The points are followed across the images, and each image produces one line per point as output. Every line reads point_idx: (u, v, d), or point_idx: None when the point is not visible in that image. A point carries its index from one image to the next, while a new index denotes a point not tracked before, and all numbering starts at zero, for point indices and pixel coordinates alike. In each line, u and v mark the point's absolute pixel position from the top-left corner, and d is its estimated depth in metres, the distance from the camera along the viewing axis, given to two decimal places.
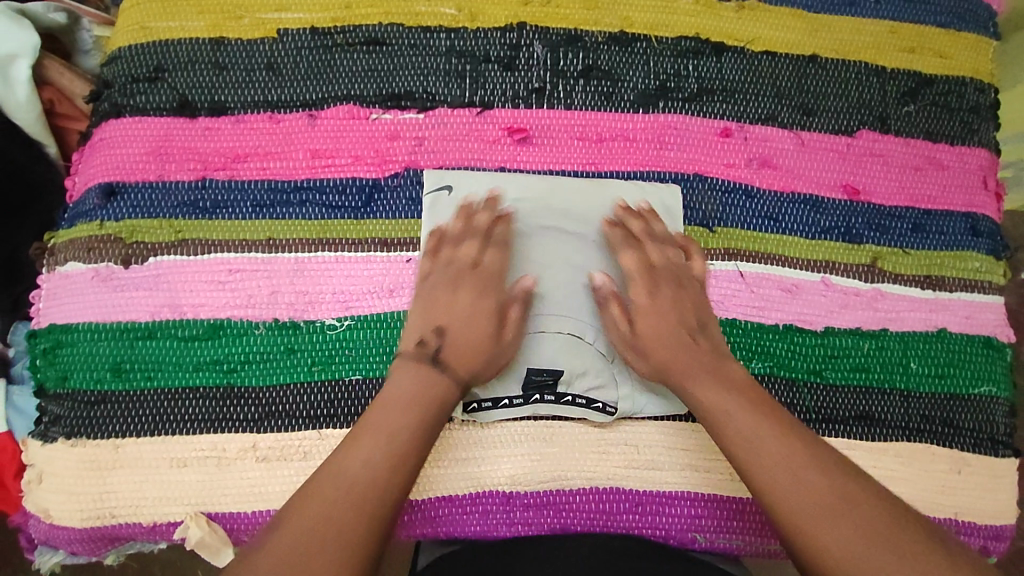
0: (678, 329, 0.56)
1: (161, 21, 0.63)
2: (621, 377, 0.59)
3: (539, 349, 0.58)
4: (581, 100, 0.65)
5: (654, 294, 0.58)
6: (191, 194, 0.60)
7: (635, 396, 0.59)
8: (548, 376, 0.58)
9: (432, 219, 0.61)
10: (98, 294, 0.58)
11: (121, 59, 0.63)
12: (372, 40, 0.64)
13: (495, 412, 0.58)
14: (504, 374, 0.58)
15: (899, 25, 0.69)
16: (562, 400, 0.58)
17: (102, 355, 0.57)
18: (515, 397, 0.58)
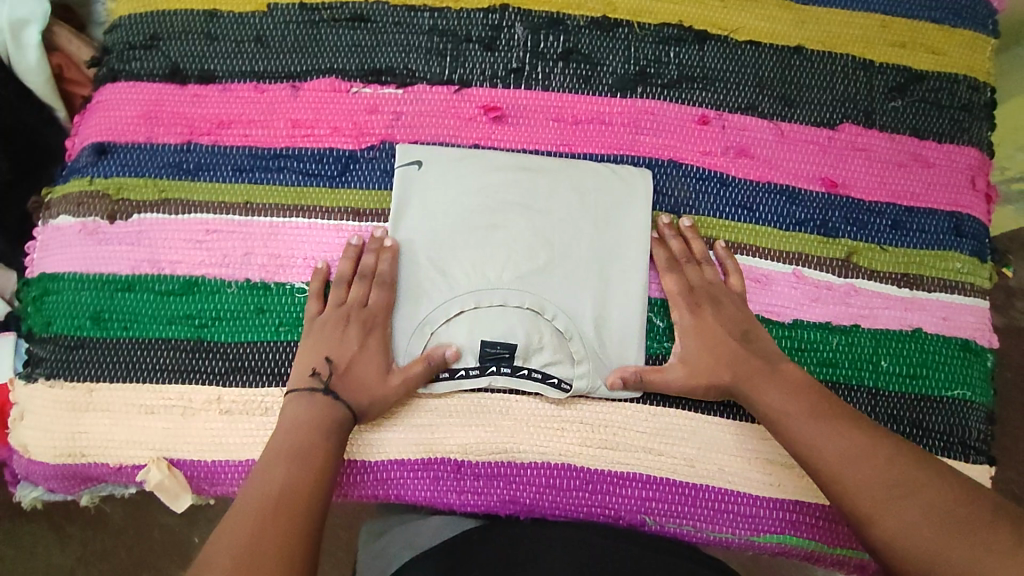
0: (722, 346, 0.59)
1: None
2: (577, 356, 0.60)
3: (497, 323, 0.59)
4: (559, 82, 0.66)
5: (696, 310, 0.60)
6: (175, 156, 0.63)
7: (591, 374, 0.59)
8: (504, 348, 0.59)
9: (400, 192, 0.62)
10: (88, 247, 0.62)
11: (122, 28, 0.66)
12: (357, 17, 0.66)
13: (452, 381, 0.59)
14: (461, 346, 0.59)
15: (891, 19, 0.68)
16: (518, 373, 0.59)
17: (83, 303, 0.61)
18: (471, 368, 0.59)
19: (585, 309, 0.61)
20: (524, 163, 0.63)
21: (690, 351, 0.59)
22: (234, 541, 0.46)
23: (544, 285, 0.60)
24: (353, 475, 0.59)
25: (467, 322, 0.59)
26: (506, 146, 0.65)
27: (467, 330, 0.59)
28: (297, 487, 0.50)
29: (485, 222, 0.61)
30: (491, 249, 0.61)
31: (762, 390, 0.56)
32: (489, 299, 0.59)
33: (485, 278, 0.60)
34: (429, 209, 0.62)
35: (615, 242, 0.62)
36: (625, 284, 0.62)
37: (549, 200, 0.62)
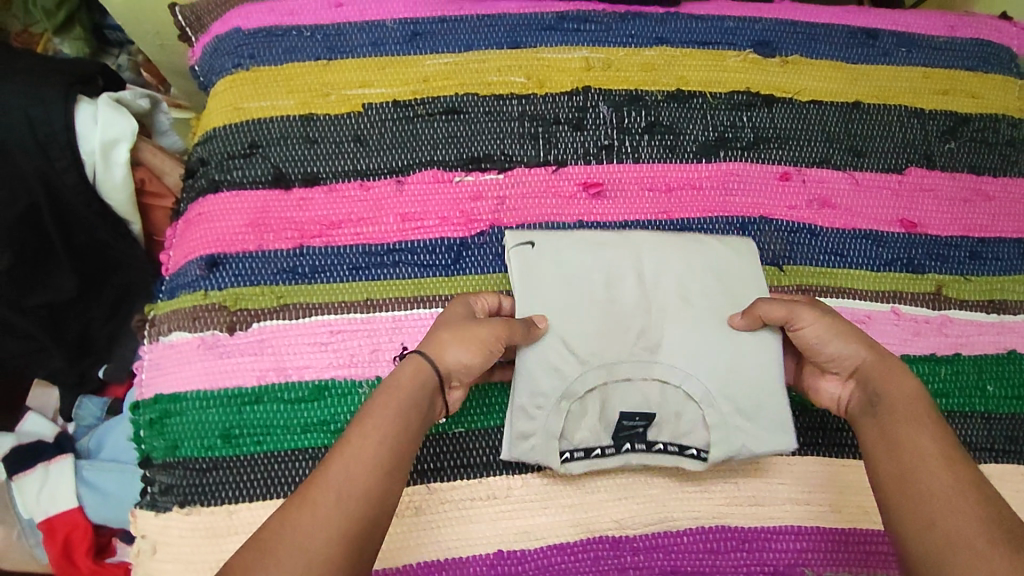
0: (861, 342, 0.56)
1: (253, 102, 0.68)
2: (712, 422, 0.60)
3: (631, 399, 0.60)
4: (648, 153, 0.70)
5: (826, 310, 0.58)
6: (289, 261, 0.63)
7: (729, 440, 0.59)
8: (640, 422, 0.60)
9: (518, 274, 0.62)
10: (205, 362, 0.60)
11: (218, 139, 0.67)
12: (450, 109, 0.68)
13: (590, 461, 0.59)
14: (597, 426, 0.60)
15: (931, 70, 0.75)
16: (654, 448, 0.60)
17: (211, 422, 0.59)
18: (608, 447, 0.60)
19: (715, 372, 0.61)
20: (630, 238, 0.65)
21: (829, 348, 0.57)
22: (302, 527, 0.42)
23: (672, 354, 0.61)
24: (512, 567, 0.58)
25: (598, 395, 0.60)
26: (610, 219, 0.68)
27: (601, 404, 0.60)
28: (365, 475, 0.45)
29: (600, 293, 0.63)
30: (614, 323, 0.62)
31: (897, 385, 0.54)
32: (618, 373, 0.60)
33: (612, 352, 0.61)
34: (548, 287, 0.62)
35: (728, 300, 0.63)
36: (764, 348, 0.61)
37: (661, 268, 0.64)
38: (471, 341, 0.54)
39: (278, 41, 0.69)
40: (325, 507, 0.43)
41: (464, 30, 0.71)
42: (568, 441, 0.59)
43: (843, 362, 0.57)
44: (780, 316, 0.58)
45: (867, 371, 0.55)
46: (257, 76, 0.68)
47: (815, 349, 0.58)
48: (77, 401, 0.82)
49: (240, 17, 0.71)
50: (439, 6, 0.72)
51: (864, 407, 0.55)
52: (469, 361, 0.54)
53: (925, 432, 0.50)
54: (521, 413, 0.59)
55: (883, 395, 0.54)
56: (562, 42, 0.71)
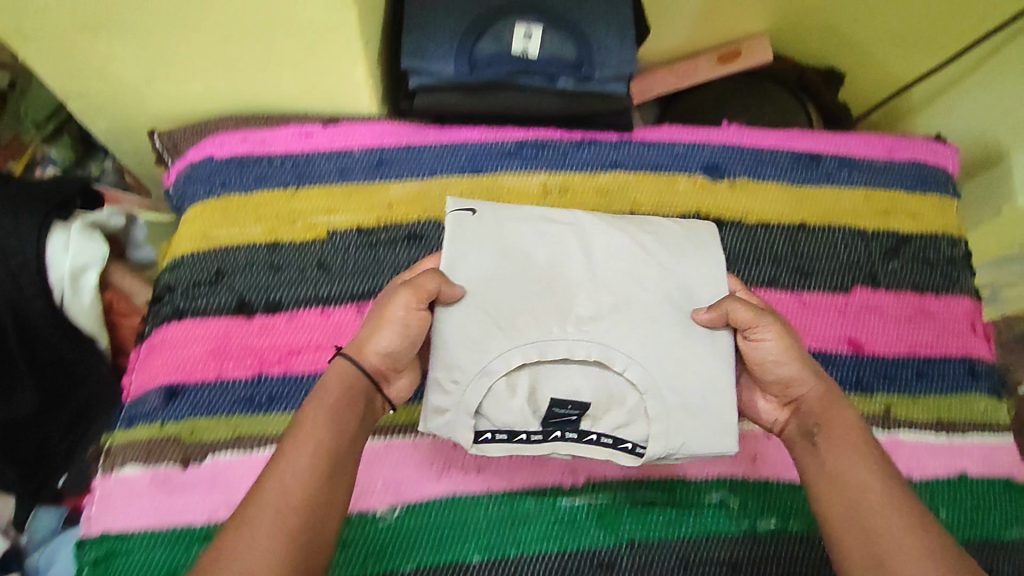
0: (812, 371, 0.55)
1: (222, 229, 0.70)
2: (653, 417, 0.55)
3: (562, 381, 0.56)
4: None
5: (791, 331, 0.56)
6: (248, 390, 0.64)
7: (668, 436, 0.54)
8: (572, 410, 0.56)
9: (455, 238, 0.58)
10: (157, 496, 0.60)
11: (185, 266, 0.69)
12: (412, 235, 0.71)
13: (510, 445, 0.56)
14: (524, 408, 0.55)
15: (872, 191, 0.79)
16: (585, 438, 0.56)
17: (157, 563, 0.58)
18: (533, 434, 0.56)
19: (665, 362, 0.56)
20: (579, 219, 0.61)
21: (782, 371, 0.56)
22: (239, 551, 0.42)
23: (614, 335, 0.56)
24: None
25: (528, 372, 0.56)
26: None
27: (530, 384, 0.56)
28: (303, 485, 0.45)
29: (544, 266, 0.58)
30: (551, 301, 0.57)
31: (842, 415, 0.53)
32: (555, 350, 0.55)
33: (549, 327, 0.56)
34: (487, 250, 0.58)
35: (685, 286, 0.59)
36: (713, 347, 0.57)
37: (611, 244, 0.60)
38: (386, 332, 0.54)
39: (248, 169, 0.72)
40: (263, 528, 0.43)
41: (427, 156, 0.75)
42: (489, 421, 0.56)
43: (789, 386, 0.56)
44: (744, 320, 0.55)
45: (811, 403, 0.55)
46: (227, 205, 0.71)
47: (767, 367, 0.56)
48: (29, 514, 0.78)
49: (213, 145, 0.74)
50: (404, 134, 0.75)
51: (801, 433, 0.55)
52: (391, 347, 0.54)
53: (863, 457, 0.50)
54: (435, 386, 0.55)
55: (826, 423, 0.53)
56: (520, 167, 0.75)
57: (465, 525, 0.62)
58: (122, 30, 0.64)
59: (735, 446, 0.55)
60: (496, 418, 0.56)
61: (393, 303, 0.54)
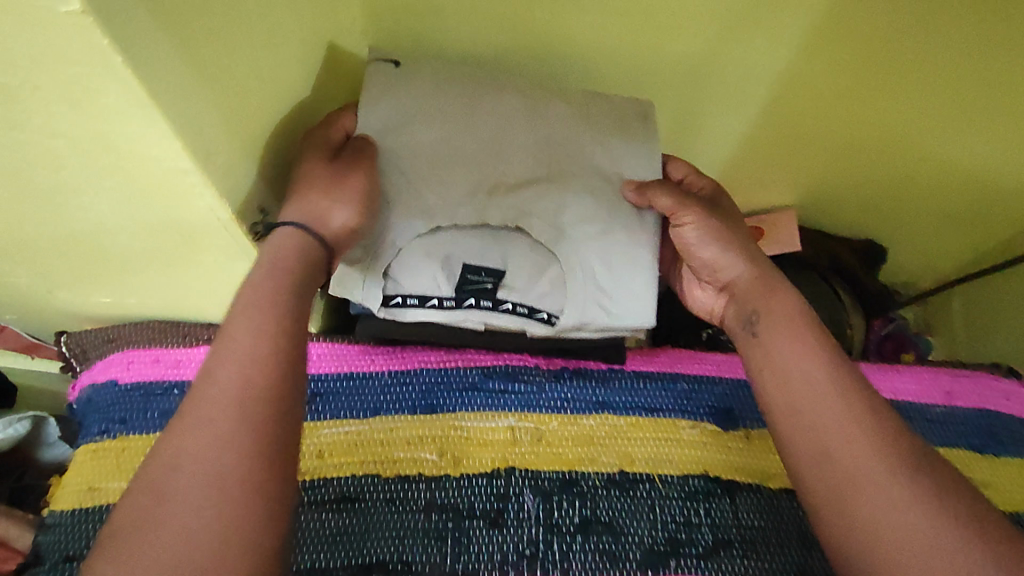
0: (738, 256, 0.58)
1: (113, 480, 0.58)
2: (568, 287, 0.61)
3: (481, 251, 0.62)
4: (581, 562, 0.56)
5: (712, 216, 0.58)
6: None
7: (583, 308, 0.61)
8: (487, 276, 0.62)
9: (370, 108, 0.58)
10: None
11: (61, 530, 0.56)
12: (343, 496, 0.57)
13: (425, 310, 0.61)
14: (445, 275, 0.61)
15: (932, 451, 0.61)
16: (500, 307, 0.62)
17: None
18: (448, 299, 0.61)
19: (587, 234, 0.61)
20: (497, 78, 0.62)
21: (706, 254, 0.59)
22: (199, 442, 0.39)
23: (532, 198, 0.62)
24: None
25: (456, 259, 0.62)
26: None
27: (445, 250, 0.61)
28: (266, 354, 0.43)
29: (467, 118, 0.61)
30: (469, 139, 0.61)
31: (782, 302, 0.54)
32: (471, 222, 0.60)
33: (473, 189, 0.61)
34: (410, 83, 0.60)
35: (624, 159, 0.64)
36: (626, 233, 0.61)
37: (519, 95, 0.62)
38: (333, 196, 0.52)
39: (155, 400, 0.61)
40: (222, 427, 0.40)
41: (374, 387, 0.63)
42: (399, 287, 0.61)
43: (719, 272, 0.59)
44: (665, 207, 0.59)
45: (744, 290, 0.57)
46: (124, 447, 0.59)
47: (691, 252, 0.59)
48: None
49: (119, 365, 0.63)
50: (349, 358, 0.65)
51: (737, 320, 0.56)
52: (348, 222, 0.53)
53: (800, 343, 0.51)
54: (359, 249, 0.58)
55: (763, 310, 0.54)
56: (483, 407, 0.63)
57: None
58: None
59: (653, 321, 0.62)
60: (407, 285, 0.61)
61: (336, 178, 0.52)
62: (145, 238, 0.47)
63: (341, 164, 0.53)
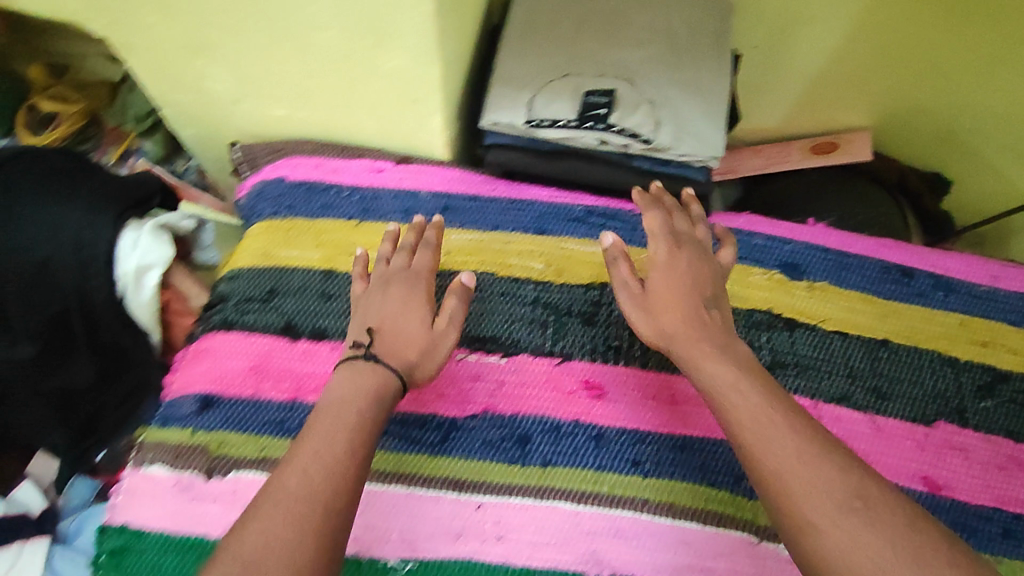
0: (682, 304, 0.56)
1: (282, 250, 0.71)
2: (664, 121, 0.67)
3: (597, 84, 0.69)
4: (658, 360, 0.68)
5: (662, 273, 0.58)
6: (280, 413, 0.63)
7: (674, 137, 0.67)
8: (603, 104, 0.68)
9: None
10: (213, 509, 0.59)
11: (243, 280, 0.69)
12: None
13: (556, 131, 0.67)
14: (564, 99, 0.68)
15: (969, 318, 0.72)
16: (611, 129, 0.67)
17: (165, 569, 0.57)
18: (571, 121, 0.67)
19: (674, 84, 0.69)
20: None
21: (658, 318, 0.56)
22: (262, 523, 0.43)
23: (644, 64, 0.70)
24: None
25: (580, 91, 0.68)
26: (607, 423, 0.65)
27: (572, 90, 0.68)
28: (336, 461, 0.46)
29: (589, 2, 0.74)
30: (594, 14, 0.73)
31: (715, 370, 0.52)
32: (587, 84, 0.69)
33: (593, 51, 0.70)
34: None
35: (697, 20, 0.73)
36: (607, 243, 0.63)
37: None
38: (401, 311, 0.57)
39: (316, 196, 0.73)
40: (277, 519, 0.43)
41: (493, 210, 0.74)
42: (536, 113, 0.68)
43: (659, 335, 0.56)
44: (623, 274, 0.60)
45: (673, 348, 0.55)
46: (290, 227, 0.72)
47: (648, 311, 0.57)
48: (69, 479, 0.98)
49: (288, 166, 0.76)
50: (474, 184, 0.75)
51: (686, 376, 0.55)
52: (414, 336, 0.56)
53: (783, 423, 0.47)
54: (529, 111, 0.68)
55: (713, 397, 0.51)
56: (585, 235, 0.73)
57: None
58: (216, 56, 0.68)
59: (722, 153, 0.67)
60: (542, 112, 0.68)
61: (407, 290, 0.59)
62: (346, 38, 0.61)
63: (413, 281, 0.60)
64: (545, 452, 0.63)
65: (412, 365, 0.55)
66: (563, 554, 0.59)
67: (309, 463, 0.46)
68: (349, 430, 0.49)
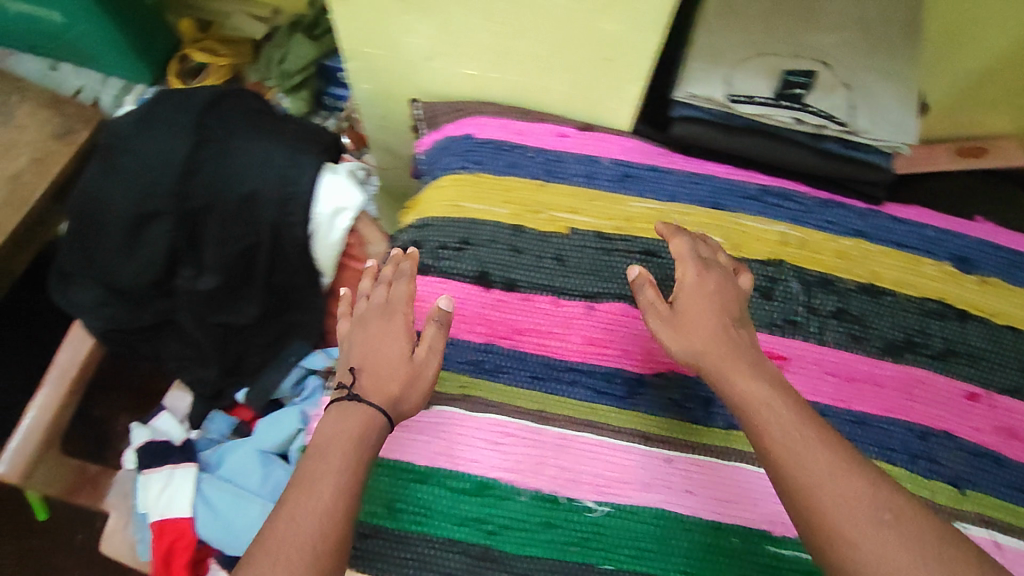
0: (709, 319, 0.57)
1: (472, 203, 0.74)
2: (859, 105, 0.69)
3: (795, 64, 0.70)
4: (833, 339, 0.70)
5: (694, 291, 0.59)
6: (478, 354, 0.67)
7: (867, 121, 0.69)
8: (801, 84, 0.69)
9: None
10: (418, 440, 0.64)
11: (435, 228, 0.73)
12: (647, 252, 0.72)
13: (752, 107, 0.69)
14: (762, 76, 0.69)
15: None
16: (807, 108, 0.69)
17: (378, 489, 0.62)
18: (768, 98, 0.69)
19: (870, 71, 0.70)
20: None
21: (688, 332, 0.57)
22: (267, 560, 0.46)
23: (841, 50, 0.71)
24: None
25: (779, 69, 0.70)
26: None
27: (770, 68, 0.70)
28: (333, 496, 0.50)
29: None
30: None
31: (747, 381, 0.53)
32: (785, 64, 0.70)
33: (792, 32, 0.71)
34: None
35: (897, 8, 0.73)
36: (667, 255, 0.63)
37: None
38: (381, 345, 0.61)
39: (503, 154, 0.76)
40: (279, 553, 0.47)
41: (672, 182, 0.76)
42: (732, 88, 0.69)
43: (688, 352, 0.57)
44: (654, 296, 0.60)
45: (705, 363, 0.55)
46: (479, 182, 0.75)
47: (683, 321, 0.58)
48: (209, 414, 1.03)
49: (473, 125, 0.79)
50: (653, 155, 0.78)
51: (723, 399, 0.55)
52: (398, 366, 0.59)
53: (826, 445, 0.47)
54: (726, 85, 0.70)
55: (752, 414, 0.51)
56: (760, 214, 0.75)
57: (665, 541, 0.60)
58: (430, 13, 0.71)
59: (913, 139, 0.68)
60: (739, 87, 0.69)
61: (388, 322, 0.63)
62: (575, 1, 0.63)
63: (391, 314, 0.63)
64: (727, 416, 0.65)
65: (396, 398, 0.58)
66: (746, 513, 0.61)
67: (306, 504, 0.49)
68: (341, 470, 0.52)
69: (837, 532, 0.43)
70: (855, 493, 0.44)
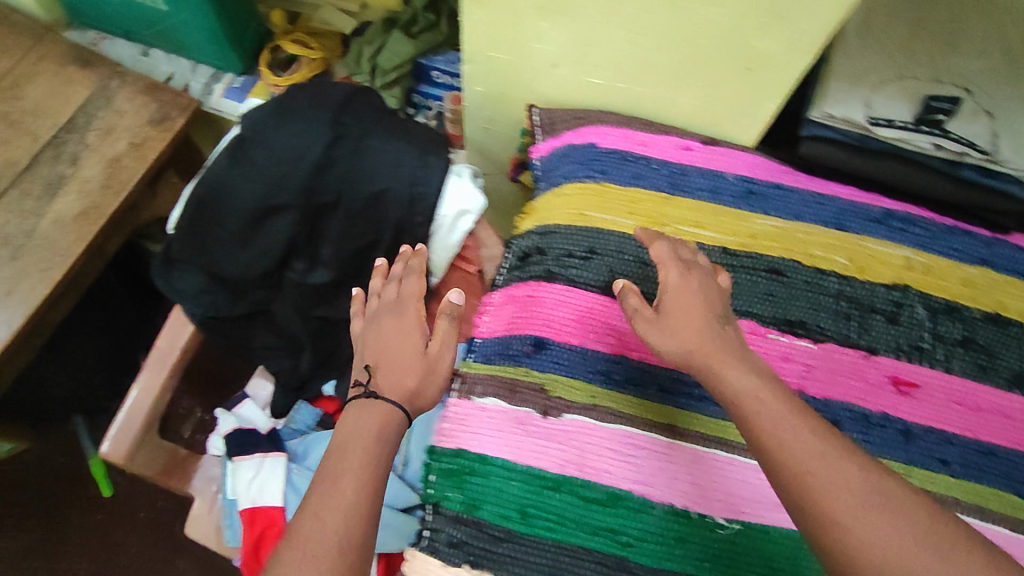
0: (693, 317, 0.56)
1: (598, 212, 0.74)
2: (1002, 134, 0.68)
3: (939, 89, 0.69)
4: (961, 367, 0.69)
5: (670, 293, 0.58)
6: (605, 365, 0.67)
7: (1011, 151, 0.68)
8: (943, 110, 0.69)
9: None
10: (549, 447, 0.64)
11: (560, 236, 0.74)
12: (774, 270, 0.72)
13: (889, 130, 0.70)
14: (903, 99, 0.70)
15: None
16: (948, 135, 0.69)
17: (511, 495, 0.63)
18: (907, 122, 0.69)
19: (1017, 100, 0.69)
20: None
21: (672, 331, 0.56)
22: (296, 555, 0.48)
23: (990, 77, 0.69)
24: None
25: (923, 93, 0.69)
26: (914, 420, 0.67)
27: (912, 92, 0.70)
28: (358, 490, 0.51)
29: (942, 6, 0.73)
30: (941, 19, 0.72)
31: (743, 377, 0.52)
32: (929, 89, 0.69)
33: (938, 57, 0.71)
34: None
35: None
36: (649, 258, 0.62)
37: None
38: (393, 341, 0.64)
39: (629, 165, 0.76)
40: (308, 547, 0.48)
41: (797, 201, 0.76)
42: (871, 110, 0.70)
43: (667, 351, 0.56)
44: (637, 304, 0.59)
45: (699, 366, 0.54)
46: (604, 192, 0.75)
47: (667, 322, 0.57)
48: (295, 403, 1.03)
49: (596, 134, 0.79)
50: (777, 173, 0.78)
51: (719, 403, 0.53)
52: (413, 363, 0.61)
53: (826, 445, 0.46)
54: (864, 107, 0.70)
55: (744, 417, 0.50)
56: (885, 237, 0.75)
57: (798, 563, 0.60)
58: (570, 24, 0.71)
59: None
60: (878, 109, 0.70)
61: (399, 319, 0.66)
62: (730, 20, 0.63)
63: (401, 311, 0.66)
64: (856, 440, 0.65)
65: (412, 393, 0.59)
66: None
67: (330, 497, 0.50)
68: (355, 465, 0.52)
69: (842, 540, 0.43)
70: (846, 488, 0.44)
